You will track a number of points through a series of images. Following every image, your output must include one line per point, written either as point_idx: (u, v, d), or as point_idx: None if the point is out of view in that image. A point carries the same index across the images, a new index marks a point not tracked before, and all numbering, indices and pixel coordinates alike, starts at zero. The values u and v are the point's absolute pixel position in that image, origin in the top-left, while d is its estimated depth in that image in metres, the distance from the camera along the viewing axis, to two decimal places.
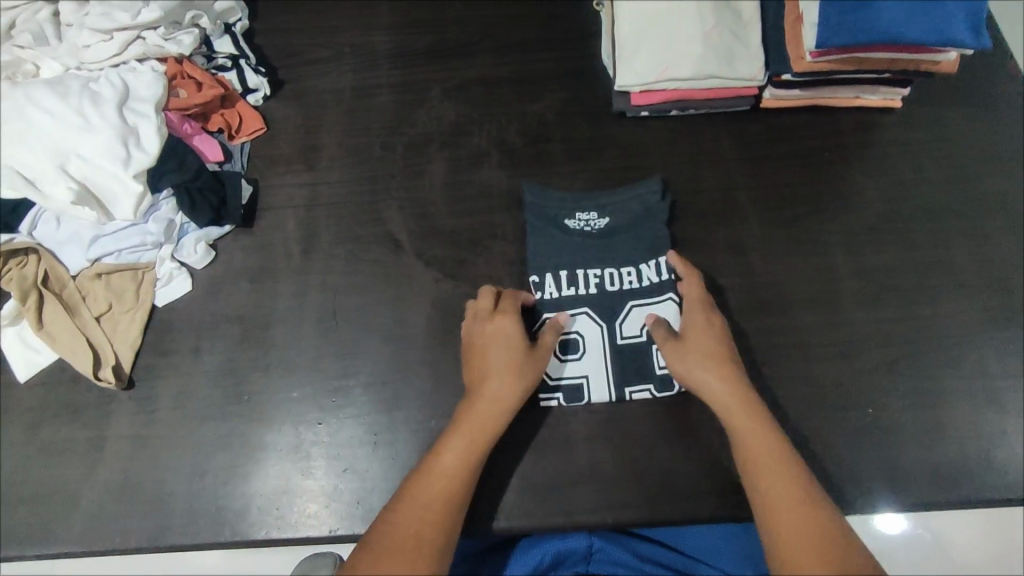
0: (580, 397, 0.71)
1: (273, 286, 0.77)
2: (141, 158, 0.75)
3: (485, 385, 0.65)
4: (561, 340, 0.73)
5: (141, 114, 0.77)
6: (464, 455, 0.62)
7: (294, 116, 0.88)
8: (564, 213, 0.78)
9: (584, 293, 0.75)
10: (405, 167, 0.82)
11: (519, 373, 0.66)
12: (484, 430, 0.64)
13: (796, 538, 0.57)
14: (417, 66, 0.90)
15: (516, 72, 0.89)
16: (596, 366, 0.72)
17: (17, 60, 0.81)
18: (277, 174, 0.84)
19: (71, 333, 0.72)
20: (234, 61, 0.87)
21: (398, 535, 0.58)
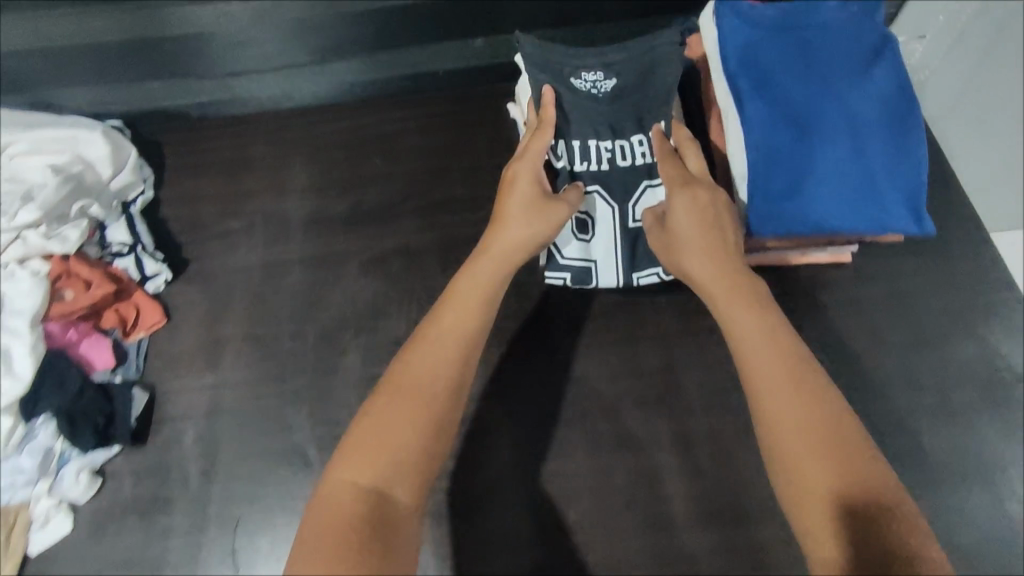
0: (587, 281, 0.72)
1: (168, 519, 0.68)
2: (13, 387, 0.66)
3: (509, 229, 0.60)
4: (574, 222, 0.71)
5: (15, 332, 0.68)
6: (490, 276, 0.57)
7: (198, 303, 0.81)
8: (569, 69, 0.71)
9: (596, 169, 0.71)
10: (317, 361, 0.75)
11: (541, 212, 0.61)
12: (509, 264, 0.59)
13: (804, 483, 0.43)
14: (334, 234, 0.84)
15: (439, 238, 0.83)
16: (606, 247, 0.72)
17: None
18: (178, 375, 0.76)
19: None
20: (131, 247, 0.81)
21: (414, 388, 0.48)
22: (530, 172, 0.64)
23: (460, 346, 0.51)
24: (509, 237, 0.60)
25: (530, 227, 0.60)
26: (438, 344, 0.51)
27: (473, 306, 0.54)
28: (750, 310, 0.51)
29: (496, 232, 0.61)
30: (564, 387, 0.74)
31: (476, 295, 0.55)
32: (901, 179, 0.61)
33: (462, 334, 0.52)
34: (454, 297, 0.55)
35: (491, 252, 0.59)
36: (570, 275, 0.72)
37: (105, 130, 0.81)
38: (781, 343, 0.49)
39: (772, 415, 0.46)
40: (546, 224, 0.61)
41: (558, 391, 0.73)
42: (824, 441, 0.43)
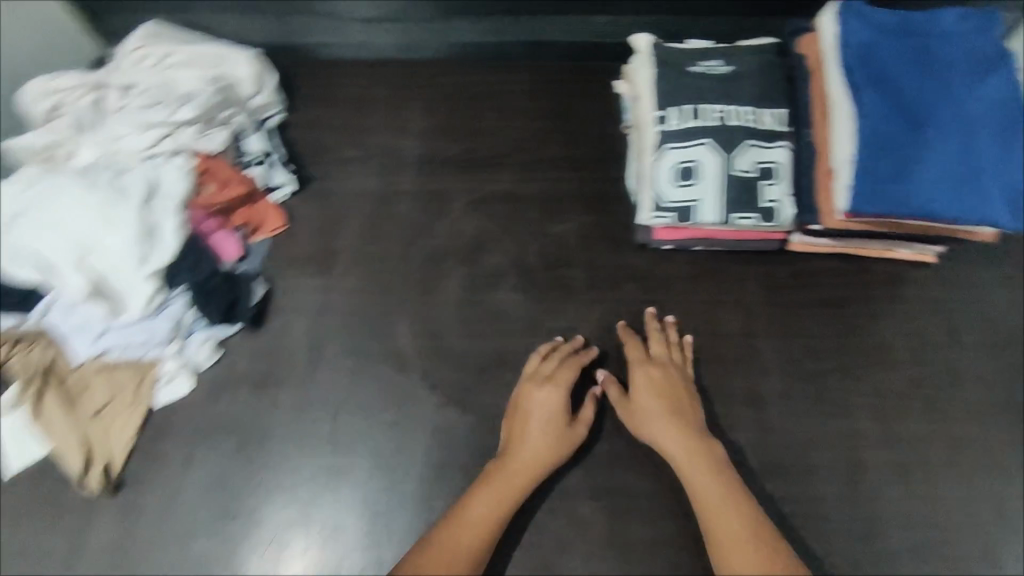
0: (689, 219, 0.77)
1: (274, 397, 0.75)
2: (160, 257, 0.75)
3: (529, 441, 0.69)
4: (679, 168, 0.78)
5: (166, 211, 0.77)
6: (495, 505, 0.65)
7: (316, 216, 0.88)
8: (690, 60, 0.82)
9: (706, 125, 0.78)
10: (420, 282, 0.82)
11: (553, 446, 0.68)
12: (520, 465, 0.67)
13: (737, 556, 0.60)
14: (444, 174, 0.91)
15: (541, 189, 0.89)
16: (709, 191, 0.77)
17: (55, 143, 0.85)
18: (293, 276, 0.83)
19: (66, 427, 0.72)
20: (263, 158, 0.88)
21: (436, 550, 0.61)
22: (554, 401, 0.71)
23: (472, 542, 0.62)
24: (519, 462, 0.67)
25: (546, 458, 0.68)
26: (468, 526, 0.63)
27: (491, 523, 0.64)
28: (709, 479, 0.65)
29: (517, 462, 0.67)
30: (647, 337, 0.78)
31: (487, 508, 0.65)
32: (1005, 176, 0.65)
33: (484, 524, 0.64)
34: (471, 518, 0.64)
35: (501, 471, 0.67)
36: (676, 214, 0.78)
37: (252, 52, 0.91)
38: (750, 530, 0.61)
39: (723, 543, 0.61)
40: (562, 455, 0.69)
41: (639, 339, 0.78)
42: (749, 546, 0.60)
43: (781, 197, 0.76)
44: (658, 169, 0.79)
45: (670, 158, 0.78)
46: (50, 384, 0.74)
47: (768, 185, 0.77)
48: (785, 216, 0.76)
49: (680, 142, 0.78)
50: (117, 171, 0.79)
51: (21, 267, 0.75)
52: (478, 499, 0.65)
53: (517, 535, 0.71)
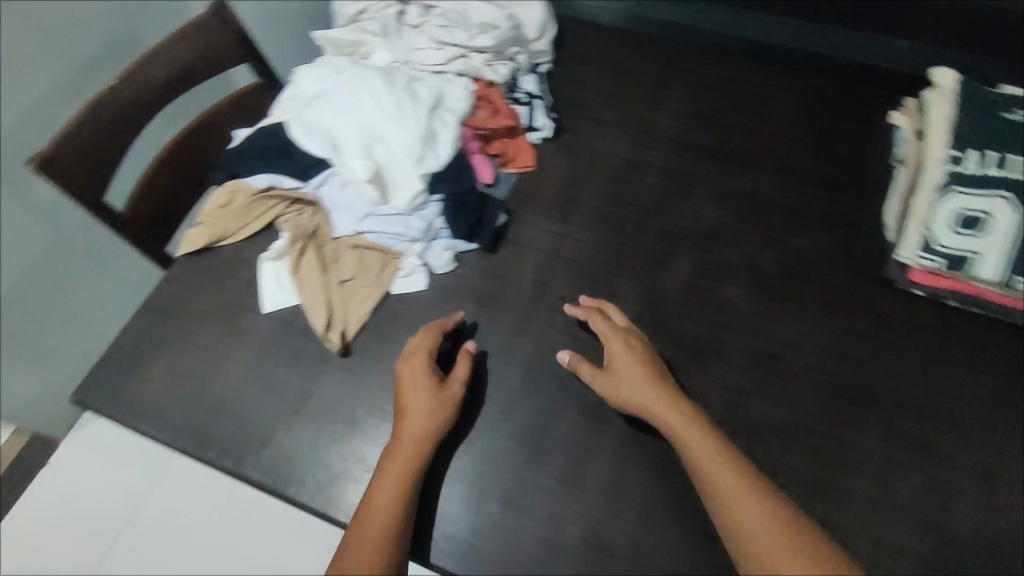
0: (958, 270, 0.75)
1: (497, 316, 0.80)
2: (433, 162, 0.83)
3: (414, 419, 0.67)
4: (965, 216, 0.74)
5: (445, 123, 0.85)
6: (390, 491, 0.63)
7: (563, 165, 0.92)
8: (1004, 105, 0.76)
9: (1010, 178, 0.73)
10: (651, 254, 0.84)
11: (434, 410, 0.68)
12: (408, 457, 0.65)
13: (763, 547, 0.56)
14: (692, 159, 0.91)
15: (789, 199, 0.87)
16: (992, 247, 0.73)
17: (359, 41, 0.94)
18: (532, 213, 0.87)
19: (315, 283, 0.81)
20: (530, 99, 0.93)
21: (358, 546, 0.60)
22: (422, 369, 0.70)
23: (405, 505, 0.63)
24: (409, 451, 0.65)
25: (435, 418, 0.67)
26: (373, 528, 0.61)
27: (405, 484, 0.64)
28: (699, 437, 0.63)
29: (406, 432, 0.67)
30: (878, 372, 0.74)
31: (395, 480, 0.64)
32: None
33: (384, 516, 0.62)
34: (384, 478, 0.64)
35: (400, 441, 0.66)
36: (944, 261, 0.75)
37: (544, 4, 0.98)
38: (747, 492, 0.59)
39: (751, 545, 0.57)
40: (439, 420, 0.68)
41: (869, 372, 0.74)
42: (780, 523, 0.57)
43: None
44: (940, 212, 0.75)
45: (958, 204, 0.74)
46: (308, 243, 0.84)
47: None
48: None
49: (972, 190, 0.74)
50: (410, 78, 0.88)
51: (316, 138, 0.85)
52: (388, 467, 0.65)
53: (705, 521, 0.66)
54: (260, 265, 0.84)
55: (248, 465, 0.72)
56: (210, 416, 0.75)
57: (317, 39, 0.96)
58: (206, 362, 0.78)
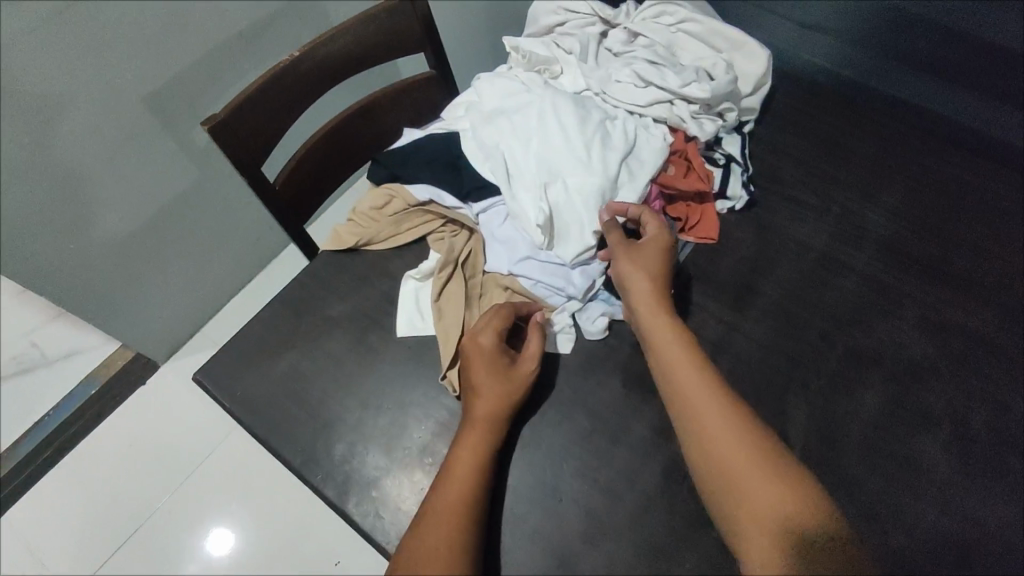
0: None
1: (642, 404, 0.72)
2: (611, 219, 0.74)
3: (482, 399, 0.67)
4: None
5: (633, 177, 0.76)
6: (460, 472, 0.63)
7: (748, 243, 0.81)
8: None
9: None
10: (835, 374, 0.72)
11: (504, 388, 0.67)
12: (480, 433, 0.65)
13: None
14: (901, 272, 0.78)
15: (1017, 349, 0.72)
16: None
17: (553, 59, 0.87)
18: (703, 292, 0.77)
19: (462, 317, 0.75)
20: (727, 162, 0.83)
21: (428, 544, 0.59)
22: (488, 341, 0.70)
23: (476, 488, 0.62)
24: (479, 418, 0.66)
25: (505, 400, 0.67)
26: (440, 510, 0.61)
27: (480, 465, 0.63)
28: (758, 477, 0.60)
29: (479, 411, 0.66)
30: None
31: (472, 454, 0.64)
32: None
33: (455, 507, 0.61)
34: (460, 459, 0.64)
35: (473, 417, 0.66)
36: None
37: (767, 54, 0.86)
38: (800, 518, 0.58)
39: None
40: (508, 398, 0.67)
41: None
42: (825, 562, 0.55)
43: None
44: None
45: None
46: (457, 270, 0.78)
47: None
48: None
49: None
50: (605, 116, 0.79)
51: (491, 159, 0.78)
52: (463, 444, 0.64)
53: None
54: (402, 282, 0.79)
55: (350, 500, 0.67)
56: (321, 434, 0.71)
57: (507, 45, 0.88)
58: (330, 374, 0.74)
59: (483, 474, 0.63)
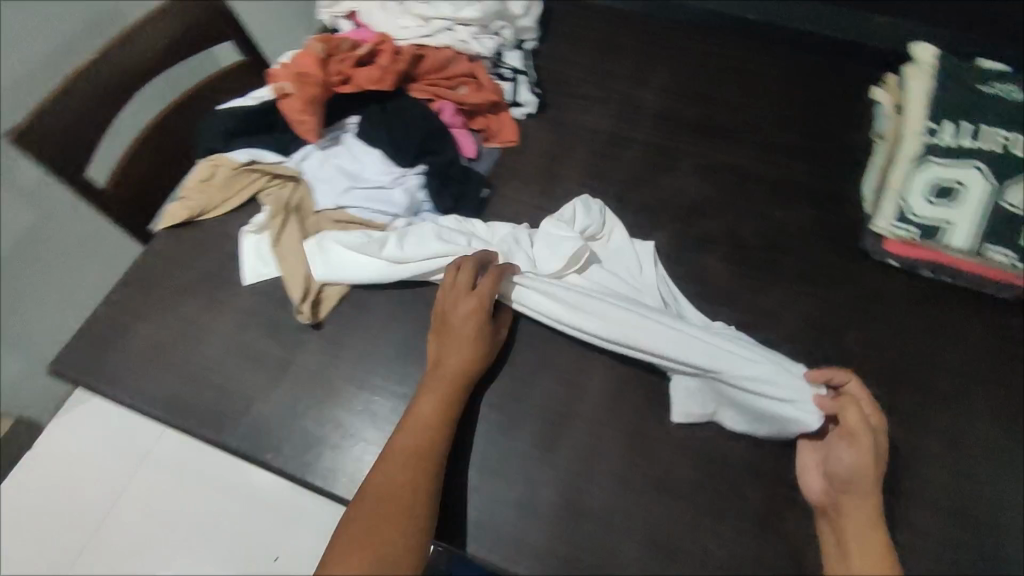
0: (936, 237, 0.75)
1: None
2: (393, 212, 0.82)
3: (450, 355, 0.69)
4: (938, 185, 0.75)
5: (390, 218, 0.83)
6: (423, 417, 0.66)
7: (545, 139, 0.91)
8: (981, 80, 0.78)
9: (984, 149, 0.74)
10: (632, 226, 0.83)
11: (477, 354, 0.69)
12: (447, 387, 0.68)
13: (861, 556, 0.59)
14: (675, 133, 0.90)
15: (770, 172, 0.86)
16: (965, 215, 0.74)
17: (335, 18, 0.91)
18: (513, 188, 0.87)
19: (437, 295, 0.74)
20: (515, 75, 0.92)
21: (385, 489, 0.62)
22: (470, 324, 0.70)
23: (438, 442, 0.65)
24: (447, 369, 0.69)
25: (473, 363, 0.69)
26: (403, 459, 0.63)
27: (437, 416, 0.66)
28: (852, 453, 0.63)
29: (450, 367, 0.69)
30: (851, 342, 0.74)
31: (436, 399, 0.67)
32: None
33: (413, 454, 0.64)
34: (421, 410, 0.67)
35: (435, 376, 0.69)
36: (918, 229, 0.75)
37: None
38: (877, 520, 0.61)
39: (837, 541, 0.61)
40: (479, 366, 0.70)
41: (841, 343, 0.74)
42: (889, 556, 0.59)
43: None
44: (914, 181, 0.76)
45: (932, 174, 0.75)
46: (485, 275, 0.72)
47: None
48: None
49: (947, 159, 0.75)
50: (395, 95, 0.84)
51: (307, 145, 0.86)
52: (427, 388, 0.68)
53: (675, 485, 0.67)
54: (241, 238, 0.84)
55: (226, 434, 0.72)
56: (188, 386, 0.75)
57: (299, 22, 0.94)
58: (185, 334, 0.78)
59: (444, 421, 0.66)
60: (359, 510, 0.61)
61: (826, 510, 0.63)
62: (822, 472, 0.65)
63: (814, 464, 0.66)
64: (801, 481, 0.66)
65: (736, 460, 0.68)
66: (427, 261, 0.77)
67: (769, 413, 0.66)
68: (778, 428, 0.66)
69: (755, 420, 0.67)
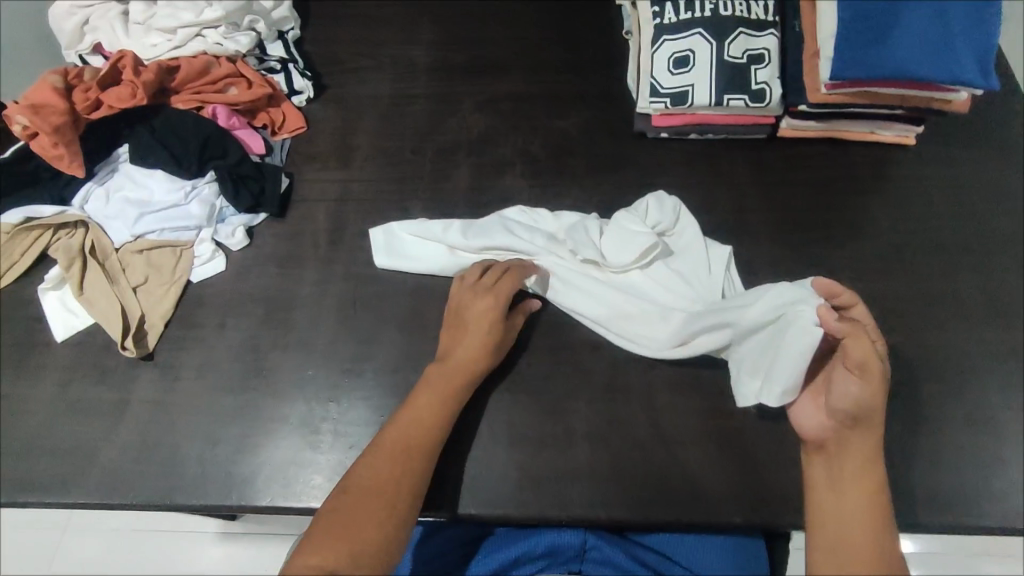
0: (685, 102, 0.82)
1: (299, 271, 0.81)
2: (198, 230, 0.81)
3: (459, 347, 0.69)
4: (674, 57, 0.83)
5: (197, 235, 0.82)
6: (432, 409, 0.66)
7: (334, 118, 0.93)
8: None
9: (701, 16, 0.82)
10: (433, 171, 0.88)
11: (486, 346, 0.69)
12: (454, 385, 0.67)
13: (835, 524, 0.59)
14: (453, 79, 0.95)
15: (545, 89, 0.93)
16: (702, 75, 0.82)
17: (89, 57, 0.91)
18: (313, 170, 0.89)
19: (453, 285, 0.74)
20: (284, 65, 0.93)
21: (367, 484, 0.61)
22: (489, 313, 0.70)
23: (429, 442, 0.64)
24: (457, 362, 0.68)
25: (484, 353, 0.69)
26: (390, 449, 0.63)
27: (435, 417, 0.65)
28: (851, 392, 0.60)
29: (457, 360, 0.68)
30: None
31: (437, 393, 0.67)
32: (975, 37, 0.71)
33: (404, 447, 0.63)
34: (417, 406, 0.66)
35: (439, 374, 0.68)
36: (670, 99, 0.83)
37: None
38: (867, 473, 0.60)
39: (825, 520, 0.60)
40: (483, 368, 0.69)
41: None
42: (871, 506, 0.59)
43: (769, 80, 0.81)
44: (654, 60, 0.84)
45: (666, 50, 0.84)
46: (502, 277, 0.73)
47: (754, 67, 0.81)
48: (771, 99, 0.81)
49: (675, 34, 0.83)
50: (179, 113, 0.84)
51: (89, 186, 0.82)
52: (429, 384, 0.67)
53: (527, 383, 0.73)
54: (42, 298, 0.79)
55: (79, 490, 0.69)
56: (26, 459, 0.71)
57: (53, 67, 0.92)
58: (11, 409, 0.74)
59: (443, 420, 0.66)
60: (336, 513, 0.59)
61: (823, 446, 0.63)
62: (821, 408, 0.64)
63: (807, 397, 0.65)
64: (797, 423, 0.65)
65: (572, 343, 0.75)
66: (431, 269, 0.78)
67: (782, 355, 0.63)
68: (802, 358, 0.61)
69: (762, 352, 0.66)
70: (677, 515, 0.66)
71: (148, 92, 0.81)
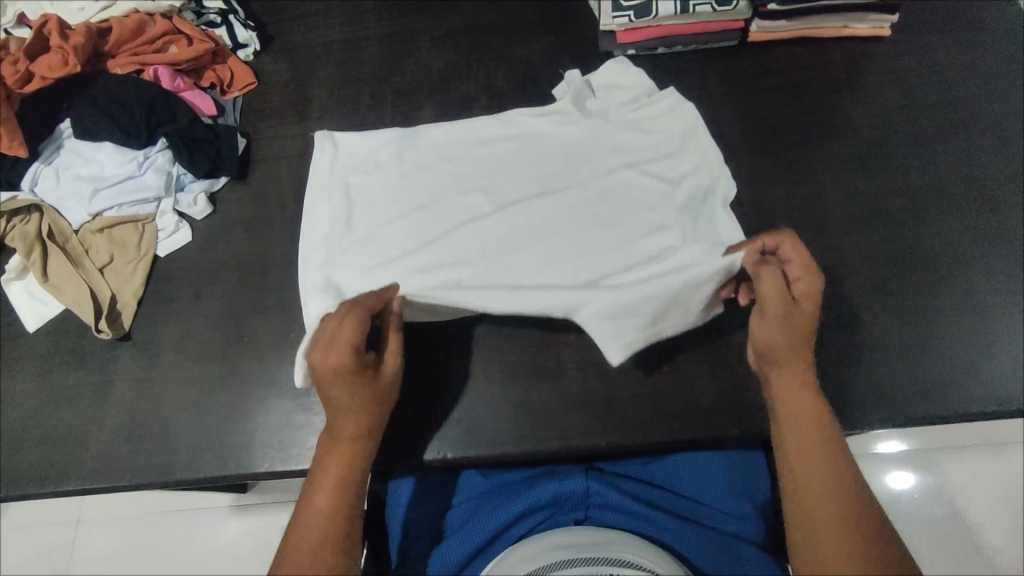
0: (650, 13, 0.79)
1: (269, 234, 0.79)
2: (153, 199, 0.77)
3: (338, 420, 0.60)
4: None
5: (153, 205, 0.78)
6: (338, 486, 0.59)
7: (285, 71, 0.88)
8: None
9: None
10: (395, 115, 0.84)
11: (366, 400, 0.60)
12: (362, 425, 0.61)
13: (817, 517, 0.56)
14: (405, 15, 0.90)
15: (501, 17, 0.88)
16: None
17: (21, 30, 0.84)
18: (269, 128, 0.85)
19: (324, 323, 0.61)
20: (224, 16, 0.87)
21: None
22: (342, 384, 0.59)
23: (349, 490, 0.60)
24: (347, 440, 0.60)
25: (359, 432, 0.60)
26: (310, 523, 0.58)
27: (336, 494, 0.59)
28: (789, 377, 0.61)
29: (340, 438, 0.60)
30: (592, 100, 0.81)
31: (338, 472, 0.60)
32: None
33: (321, 533, 0.58)
34: (331, 457, 0.60)
35: (330, 449, 0.61)
36: (633, 13, 0.79)
37: None
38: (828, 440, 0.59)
39: (808, 511, 0.57)
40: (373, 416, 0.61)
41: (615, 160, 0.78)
42: (834, 497, 0.56)
43: None
44: None
45: None
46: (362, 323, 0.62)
47: None
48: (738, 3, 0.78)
49: None
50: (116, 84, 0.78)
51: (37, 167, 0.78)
52: (328, 453, 0.60)
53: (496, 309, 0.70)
54: (6, 289, 0.76)
55: (74, 474, 0.69)
56: (16, 450, 0.70)
57: None
58: None
59: (351, 485, 0.60)
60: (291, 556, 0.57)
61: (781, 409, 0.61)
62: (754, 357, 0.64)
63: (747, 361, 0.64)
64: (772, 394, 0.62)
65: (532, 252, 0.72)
66: (457, 208, 0.75)
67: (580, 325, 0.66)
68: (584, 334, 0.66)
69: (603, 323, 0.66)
70: (676, 433, 0.66)
71: (81, 59, 0.75)
